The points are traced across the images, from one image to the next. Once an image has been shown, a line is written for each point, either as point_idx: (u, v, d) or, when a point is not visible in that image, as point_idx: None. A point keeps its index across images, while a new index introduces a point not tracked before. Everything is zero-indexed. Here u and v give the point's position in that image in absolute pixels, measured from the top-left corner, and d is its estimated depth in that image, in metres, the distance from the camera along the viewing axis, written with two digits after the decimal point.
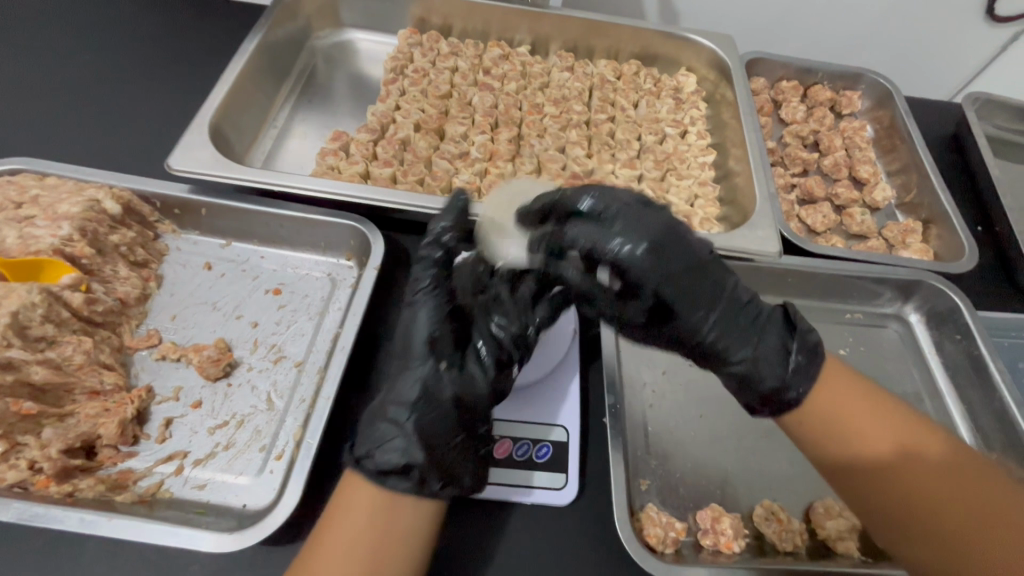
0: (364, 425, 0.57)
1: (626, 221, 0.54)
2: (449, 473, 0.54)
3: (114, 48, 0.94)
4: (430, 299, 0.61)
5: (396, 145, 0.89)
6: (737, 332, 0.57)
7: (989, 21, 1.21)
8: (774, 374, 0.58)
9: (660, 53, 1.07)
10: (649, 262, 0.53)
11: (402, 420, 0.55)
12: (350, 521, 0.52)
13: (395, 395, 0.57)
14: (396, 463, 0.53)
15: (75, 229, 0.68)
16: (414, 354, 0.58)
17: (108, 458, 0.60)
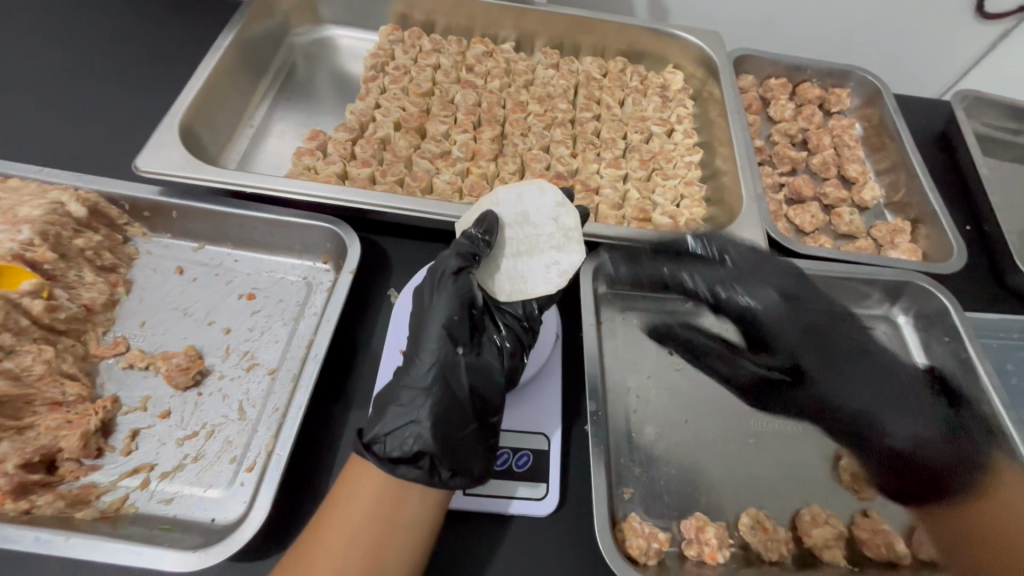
0: (376, 409, 0.56)
1: None
2: (459, 463, 0.54)
3: (83, 44, 0.91)
4: (454, 285, 0.60)
5: (375, 145, 0.87)
6: (874, 387, 0.71)
7: (978, 18, 1.20)
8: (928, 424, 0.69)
9: (647, 50, 1.05)
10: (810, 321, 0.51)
11: (418, 405, 0.54)
12: (354, 510, 0.52)
13: (410, 379, 0.56)
14: (410, 448, 0.53)
15: (36, 234, 0.66)
16: (432, 337, 0.58)
17: (70, 472, 0.58)
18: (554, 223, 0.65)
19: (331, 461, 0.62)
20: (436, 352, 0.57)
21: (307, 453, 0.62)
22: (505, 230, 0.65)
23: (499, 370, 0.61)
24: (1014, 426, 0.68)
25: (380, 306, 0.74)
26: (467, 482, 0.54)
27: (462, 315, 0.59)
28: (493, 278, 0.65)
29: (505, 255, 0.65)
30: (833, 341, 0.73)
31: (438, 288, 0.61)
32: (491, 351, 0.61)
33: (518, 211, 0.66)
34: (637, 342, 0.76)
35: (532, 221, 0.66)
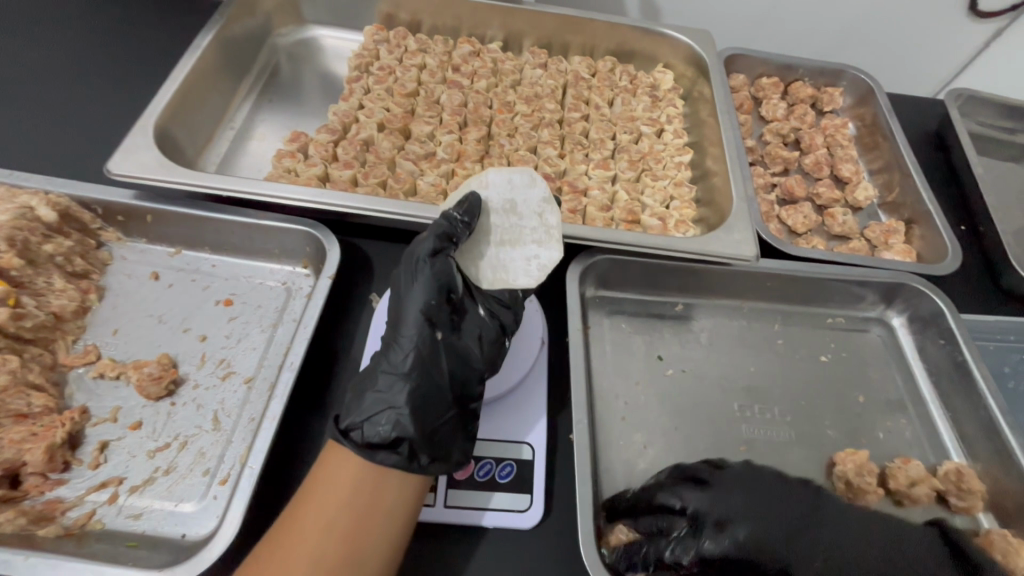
0: (353, 396, 0.55)
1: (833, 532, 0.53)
2: (439, 449, 0.53)
3: (59, 45, 0.89)
4: (430, 269, 0.59)
5: (358, 147, 0.85)
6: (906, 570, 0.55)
7: (972, 16, 1.19)
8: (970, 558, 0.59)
9: (637, 49, 1.04)
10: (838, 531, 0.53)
11: (395, 391, 0.53)
12: (330, 497, 0.50)
13: (388, 365, 0.55)
14: (388, 433, 0.51)
15: (2, 239, 0.63)
16: (409, 323, 0.57)
17: (34, 487, 0.56)
18: (540, 217, 0.64)
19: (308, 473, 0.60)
20: (413, 338, 0.56)
21: (283, 466, 0.60)
22: (490, 216, 0.64)
23: (481, 352, 0.59)
24: (1011, 433, 0.66)
25: (361, 312, 0.72)
26: (448, 467, 0.53)
27: (440, 299, 0.58)
28: (475, 264, 0.63)
29: (488, 242, 0.63)
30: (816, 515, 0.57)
31: (415, 273, 0.59)
32: (472, 333, 0.59)
33: (505, 199, 0.65)
34: (624, 349, 0.74)
35: (519, 210, 0.64)
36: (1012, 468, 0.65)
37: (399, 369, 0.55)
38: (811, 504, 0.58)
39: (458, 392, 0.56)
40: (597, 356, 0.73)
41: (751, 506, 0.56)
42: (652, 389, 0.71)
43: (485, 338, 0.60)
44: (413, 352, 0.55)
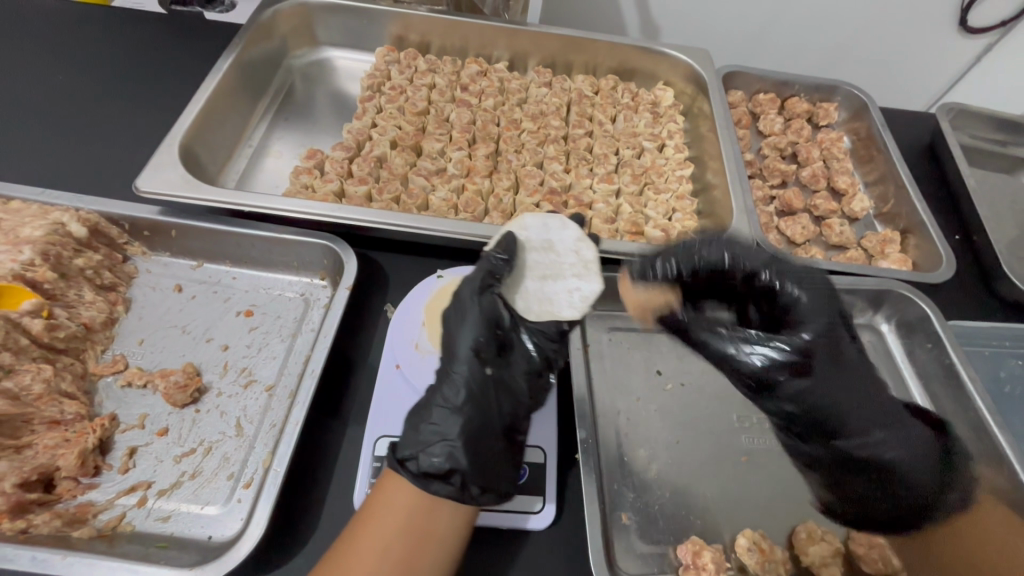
0: (407, 427, 0.55)
1: (810, 293, 0.68)
2: (489, 481, 0.54)
3: (88, 72, 0.93)
4: (479, 302, 0.58)
5: (372, 163, 0.89)
6: (874, 416, 0.65)
7: (962, 32, 1.23)
8: (928, 474, 0.65)
9: (638, 67, 1.07)
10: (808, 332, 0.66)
11: (449, 425, 0.54)
12: (387, 522, 0.50)
13: (440, 398, 0.55)
14: (442, 465, 0.52)
15: (37, 254, 0.66)
16: (461, 356, 0.57)
17: (67, 490, 0.58)
18: (578, 252, 0.63)
19: (327, 477, 0.62)
20: (465, 371, 0.56)
21: (304, 468, 0.62)
22: (528, 254, 0.62)
23: (528, 386, 0.59)
24: (1001, 434, 0.69)
25: (376, 322, 0.75)
26: (497, 498, 0.54)
27: (489, 334, 0.58)
28: (520, 297, 0.61)
29: (529, 277, 0.61)
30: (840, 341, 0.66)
31: (463, 307, 0.59)
32: (521, 366, 0.59)
33: (544, 238, 0.64)
34: (623, 364, 0.76)
35: (558, 246, 0.63)
36: (1004, 466, 0.68)
37: (452, 403, 0.55)
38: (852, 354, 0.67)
39: (506, 426, 0.57)
40: (599, 371, 0.75)
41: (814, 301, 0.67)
42: (651, 402, 0.73)
43: (532, 372, 0.59)
44: (464, 387, 0.55)
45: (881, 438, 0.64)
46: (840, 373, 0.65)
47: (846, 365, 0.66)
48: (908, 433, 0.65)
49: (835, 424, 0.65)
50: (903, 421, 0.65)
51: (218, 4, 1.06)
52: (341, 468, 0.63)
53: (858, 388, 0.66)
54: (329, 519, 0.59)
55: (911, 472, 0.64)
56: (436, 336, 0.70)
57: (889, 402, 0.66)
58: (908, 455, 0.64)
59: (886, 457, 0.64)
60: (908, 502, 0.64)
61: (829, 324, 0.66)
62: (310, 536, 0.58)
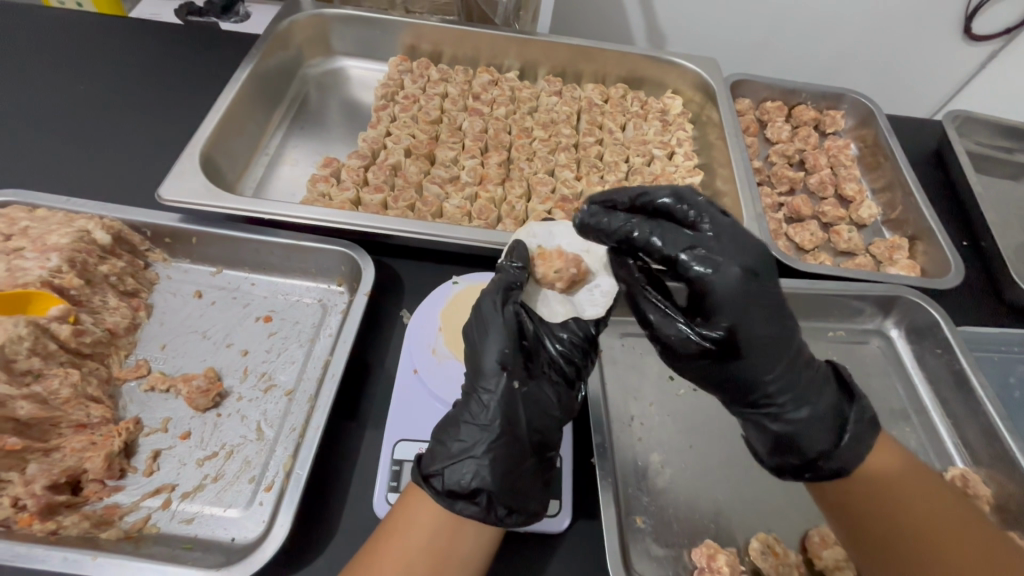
0: (434, 443, 0.56)
1: (725, 246, 0.55)
2: (515, 502, 0.54)
3: (110, 83, 0.96)
4: (505, 313, 0.59)
5: (387, 171, 0.90)
6: (806, 395, 0.57)
7: (967, 40, 1.24)
8: (822, 442, 0.57)
9: (647, 76, 1.09)
10: (727, 286, 0.53)
11: (476, 442, 0.54)
12: (410, 539, 0.51)
13: (465, 415, 0.56)
14: (468, 484, 0.52)
15: (64, 261, 0.68)
16: (487, 372, 0.57)
17: (94, 493, 0.60)
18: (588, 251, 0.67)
19: (348, 480, 0.63)
20: (492, 388, 0.56)
21: (325, 472, 0.63)
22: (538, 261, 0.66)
23: (556, 399, 0.58)
24: (1011, 439, 0.69)
25: (392, 327, 0.77)
26: (524, 518, 0.54)
27: (515, 346, 0.58)
28: (544, 303, 0.65)
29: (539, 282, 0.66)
30: (771, 316, 0.55)
31: (488, 318, 0.59)
32: (548, 379, 0.59)
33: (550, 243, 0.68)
34: (635, 369, 0.77)
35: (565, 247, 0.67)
36: (1014, 470, 0.69)
37: (479, 419, 0.55)
38: (782, 325, 0.56)
39: (534, 442, 0.56)
40: (612, 376, 0.76)
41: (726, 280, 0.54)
42: (664, 407, 0.74)
43: (558, 385, 0.59)
44: (491, 402, 0.55)
45: (794, 407, 0.57)
46: (766, 342, 0.55)
47: (773, 345, 0.56)
48: (817, 391, 0.58)
49: (748, 382, 0.57)
50: (817, 374, 0.59)
51: (234, 15, 1.08)
52: (361, 471, 0.64)
53: (783, 355, 0.56)
54: (349, 521, 0.60)
55: (806, 442, 0.57)
56: (453, 342, 0.72)
57: (794, 365, 0.57)
58: (811, 420, 0.57)
59: (777, 432, 0.58)
60: (826, 470, 0.57)
61: (744, 310, 0.54)
62: (330, 539, 0.59)
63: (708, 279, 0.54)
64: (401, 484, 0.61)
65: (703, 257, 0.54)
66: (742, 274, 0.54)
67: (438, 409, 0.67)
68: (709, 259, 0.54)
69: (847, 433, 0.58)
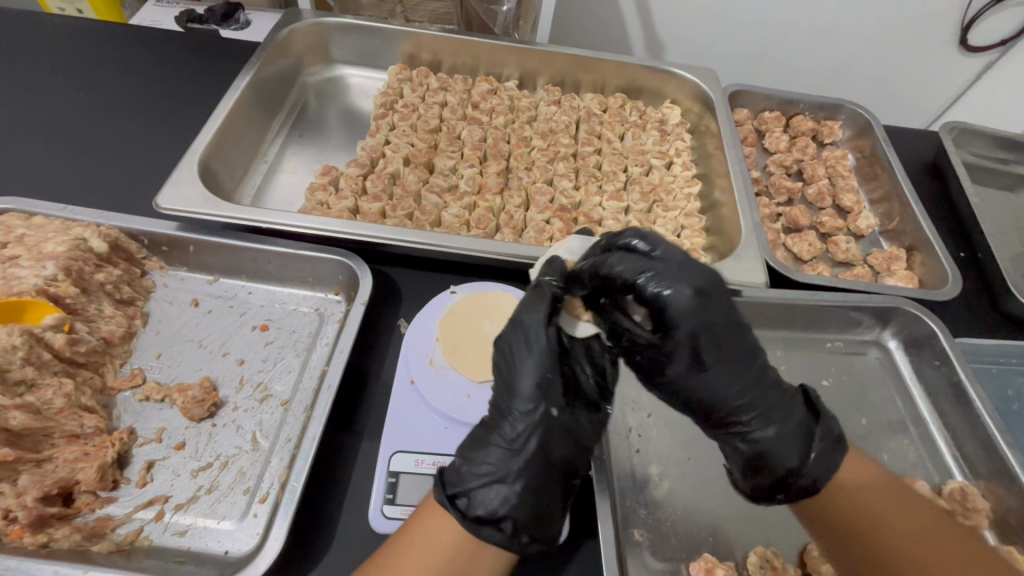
0: (461, 462, 0.56)
1: (668, 269, 0.54)
2: (538, 529, 0.54)
3: (108, 90, 0.96)
4: (547, 337, 0.58)
5: (386, 180, 0.90)
6: (772, 414, 0.58)
7: (963, 50, 1.25)
8: (795, 460, 0.57)
9: (646, 86, 1.09)
10: (690, 304, 0.53)
11: (508, 468, 0.54)
12: (422, 560, 0.50)
13: (499, 439, 0.56)
14: (497, 510, 0.52)
15: (59, 269, 0.68)
16: (525, 396, 0.57)
17: (86, 504, 0.59)
18: None
19: (343, 491, 0.63)
20: (530, 413, 0.56)
21: (319, 484, 0.63)
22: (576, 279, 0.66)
23: (589, 428, 0.59)
24: (1010, 452, 0.69)
25: (390, 337, 0.76)
26: (543, 545, 0.54)
27: (554, 372, 0.57)
28: (583, 322, 0.63)
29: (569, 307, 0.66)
30: (725, 334, 0.55)
31: (528, 339, 0.58)
32: (583, 407, 0.59)
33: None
34: (633, 379, 0.77)
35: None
36: (1014, 483, 0.68)
37: (512, 445, 0.55)
38: (741, 348, 0.56)
39: (563, 470, 0.56)
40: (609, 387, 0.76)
41: (686, 305, 0.53)
42: (663, 419, 0.73)
43: (589, 412, 0.59)
44: (528, 429, 0.55)
45: (755, 428, 0.58)
46: (718, 360, 0.56)
47: (728, 359, 0.56)
48: (783, 415, 0.58)
49: (709, 404, 0.58)
50: (783, 396, 0.59)
51: (234, 22, 1.08)
52: (357, 482, 0.63)
53: (741, 375, 0.57)
54: (345, 533, 0.60)
55: (777, 458, 0.57)
56: (451, 352, 0.71)
57: (755, 385, 0.57)
58: (780, 438, 0.57)
59: (749, 453, 0.59)
60: (777, 479, 0.58)
61: (702, 321, 0.54)
62: (324, 552, 0.59)
63: (669, 301, 0.53)
64: (397, 497, 0.60)
65: (651, 274, 0.54)
66: (693, 293, 0.54)
67: (434, 419, 0.66)
68: (664, 281, 0.54)
69: (816, 449, 0.58)
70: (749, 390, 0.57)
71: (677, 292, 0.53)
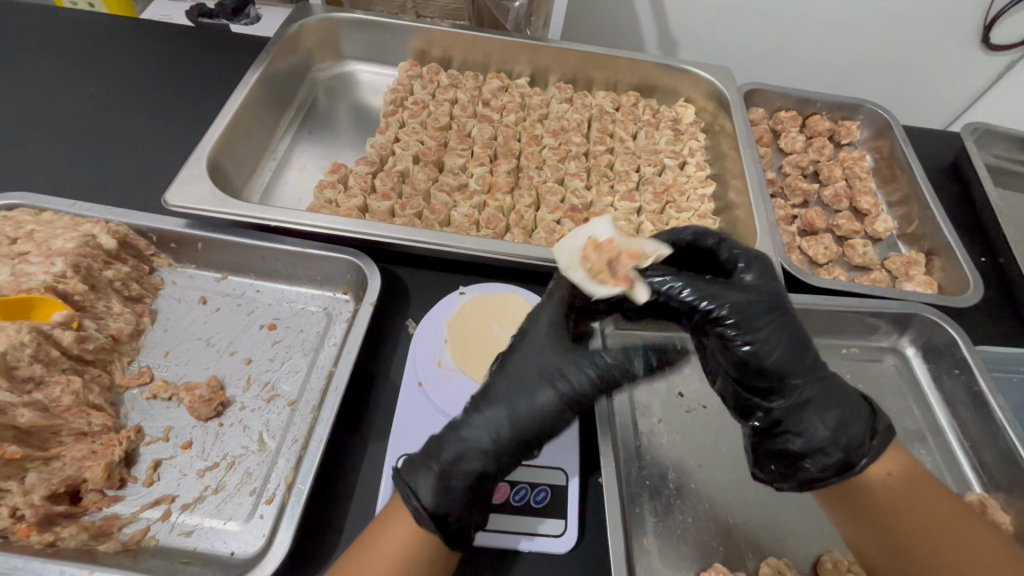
0: (430, 454, 0.55)
1: (753, 264, 0.63)
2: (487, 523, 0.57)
3: (118, 84, 0.96)
4: (564, 347, 0.59)
5: (395, 178, 0.90)
6: (829, 395, 0.58)
7: (985, 49, 1.22)
8: (852, 431, 0.57)
9: (659, 84, 1.07)
10: (758, 279, 0.62)
11: (485, 484, 0.55)
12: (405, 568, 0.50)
13: (478, 435, 0.55)
14: (470, 521, 0.54)
15: (68, 266, 0.68)
16: (519, 426, 0.56)
17: (93, 503, 0.59)
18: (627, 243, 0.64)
19: (350, 494, 0.62)
20: (516, 442, 0.56)
21: (326, 485, 0.62)
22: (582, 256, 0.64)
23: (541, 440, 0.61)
24: None
25: (398, 337, 0.75)
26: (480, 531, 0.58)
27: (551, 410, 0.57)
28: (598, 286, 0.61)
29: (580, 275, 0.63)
30: (794, 326, 0.60)
31: (538, 343, 0.59)
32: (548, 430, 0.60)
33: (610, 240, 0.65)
34: (643, 384, 0.75)
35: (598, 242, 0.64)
36: None
37: (491, 464, 0.55)
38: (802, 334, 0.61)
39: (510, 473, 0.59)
40: (619, 392, 0.74)
41: (765, 279, 0.62)
42: (673, 426, 0.72)
43: None
44: (513, 435, 0.55)
45: (820, 390, 0.58)
46: (789, 330, 0.59)
47: (799, 336, 0.59)
48: (838, 399, 0.58)
49: (774, 367, 0.58)
50: (840, 394, 0.58)
51: (245, 17, 1.08)
52: (363, 487, 0.63)
53: (810, 351, 0.59)
54: (350, 538, 0.59)
55: (843, 434, 0.56)
56: (459, 355, 0.70)
57: (818, 359, 0.60)
58: (836, 413, 0.57)
59: (828, 428, 0.57)
60: (848, 448, 0.56)
61: (778, 295, 0.61)
62: (331, 556, 0.58)
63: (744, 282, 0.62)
64: None
65: (742, 265, 0.64)
66: (767, 276, 0.63)
67: (440, 422, 0.65)
68: (753, 267, 0.63)
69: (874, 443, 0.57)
70: (809, 368, 0.59)
71: (749, 268, 0.63)
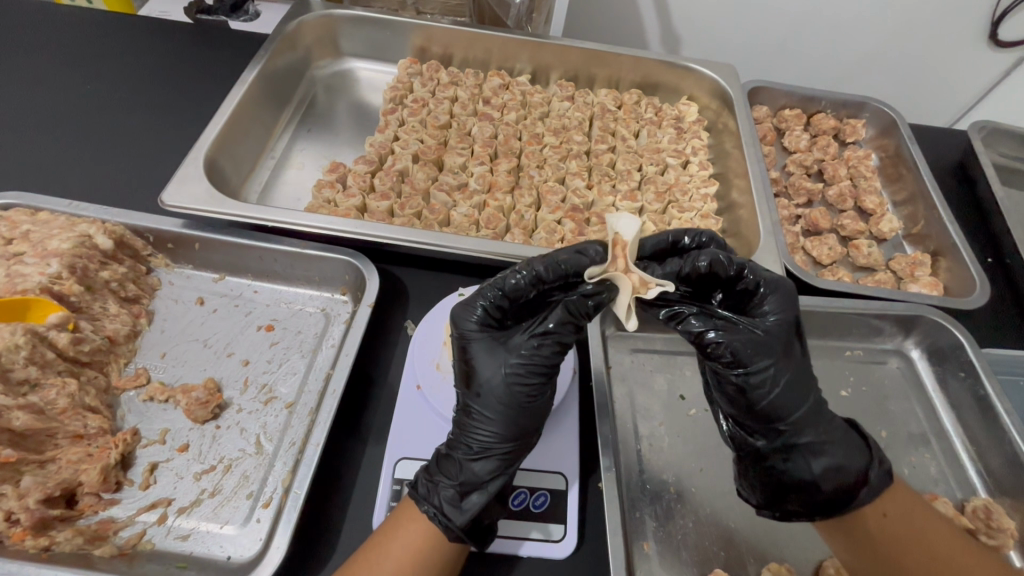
0: (433, 471, 0.56)
1: (773, 291, 0.59)
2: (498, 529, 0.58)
3: (115, 82, 0.95)
4: (525, 336, 0.58)
5: (394, 177, 0.89)
6: (825, 433, 0.57)
7: (992, 45, 1.20)
8: (846, 469, 0.56)
9: (661, 81, 1.06)
10: (774, 307, 0.59)
11: (485, 488, 0.55)
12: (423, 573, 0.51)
13: (473, 449, 0.56)
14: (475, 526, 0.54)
15: (64, 267, 0.67)
16: (506, 430, 0.57)
17: (88, 506, 0.59)
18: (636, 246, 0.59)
19: (347, 498, 0.62)
20: (509, 446, 0.57)
21: (323, 488, 0.62)
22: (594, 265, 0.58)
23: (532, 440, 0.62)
24: None
25: (396, 339, 0.75)
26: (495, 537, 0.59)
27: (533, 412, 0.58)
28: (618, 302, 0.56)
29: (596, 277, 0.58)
30: (800, 360, 0.58)
31: (504, 343, 0.59)
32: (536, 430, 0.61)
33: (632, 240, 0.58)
34: (644, 387, 0.75)
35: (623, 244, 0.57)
36: None
37: (487, 470, 0.56)
38: (807, 368, 0.59)
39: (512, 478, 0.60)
40: (619, 394, 0.73)
41: (781, 308, 0.59)
42: (675, 429, 0.71)
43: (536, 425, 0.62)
44: (505, 439, 0.56)
45: (814, 432, 0.57)
46: (792, 366, 0.57)
47: (801, 373, 0.58)
48: (833, 438, 0.57)
49: (774, 406, 0.57)
50: (835, 431, 0.58)
51: (243, 13, 1.07)
52: (361, 491, 0.62)
53: (811, 386, 0.58)
54: (347, 542, 0.59)
55: (837, 473, 0.56)
56: None
57: (819, 398, 0.58)
58: (830, 450, 0.57)
59: (816, 468, 0.56)
60: (836, 490, 0.56)
61: (790, 327, 0.59)
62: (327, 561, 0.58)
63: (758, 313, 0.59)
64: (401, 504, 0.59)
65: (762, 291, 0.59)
66: (785, 306, 0.59)
67: (439, 425, 0.65)
68: (771, 292, 0.59)
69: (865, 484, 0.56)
70: (806, 406, 0.57)
71: (768, 292, 0.59)
